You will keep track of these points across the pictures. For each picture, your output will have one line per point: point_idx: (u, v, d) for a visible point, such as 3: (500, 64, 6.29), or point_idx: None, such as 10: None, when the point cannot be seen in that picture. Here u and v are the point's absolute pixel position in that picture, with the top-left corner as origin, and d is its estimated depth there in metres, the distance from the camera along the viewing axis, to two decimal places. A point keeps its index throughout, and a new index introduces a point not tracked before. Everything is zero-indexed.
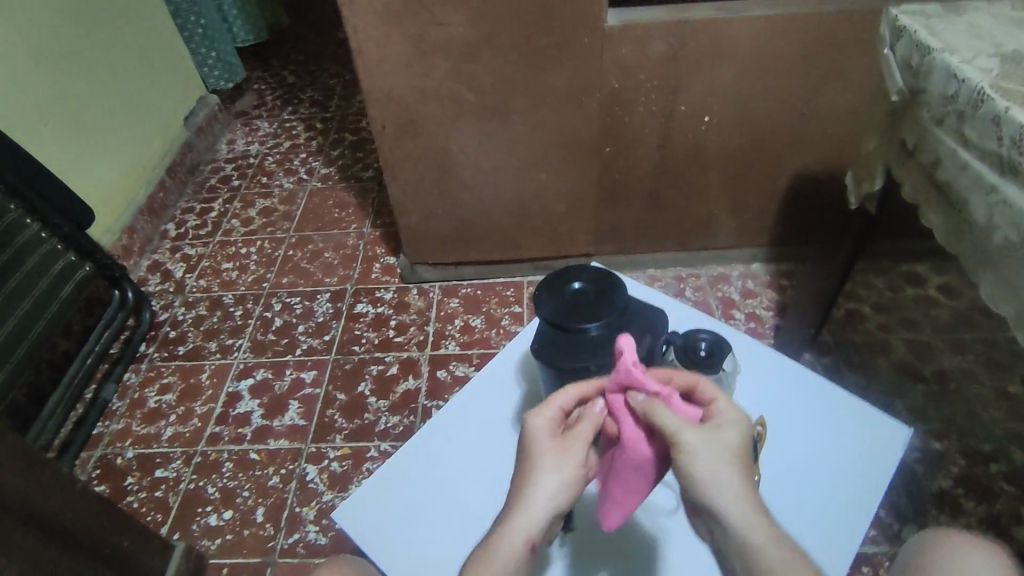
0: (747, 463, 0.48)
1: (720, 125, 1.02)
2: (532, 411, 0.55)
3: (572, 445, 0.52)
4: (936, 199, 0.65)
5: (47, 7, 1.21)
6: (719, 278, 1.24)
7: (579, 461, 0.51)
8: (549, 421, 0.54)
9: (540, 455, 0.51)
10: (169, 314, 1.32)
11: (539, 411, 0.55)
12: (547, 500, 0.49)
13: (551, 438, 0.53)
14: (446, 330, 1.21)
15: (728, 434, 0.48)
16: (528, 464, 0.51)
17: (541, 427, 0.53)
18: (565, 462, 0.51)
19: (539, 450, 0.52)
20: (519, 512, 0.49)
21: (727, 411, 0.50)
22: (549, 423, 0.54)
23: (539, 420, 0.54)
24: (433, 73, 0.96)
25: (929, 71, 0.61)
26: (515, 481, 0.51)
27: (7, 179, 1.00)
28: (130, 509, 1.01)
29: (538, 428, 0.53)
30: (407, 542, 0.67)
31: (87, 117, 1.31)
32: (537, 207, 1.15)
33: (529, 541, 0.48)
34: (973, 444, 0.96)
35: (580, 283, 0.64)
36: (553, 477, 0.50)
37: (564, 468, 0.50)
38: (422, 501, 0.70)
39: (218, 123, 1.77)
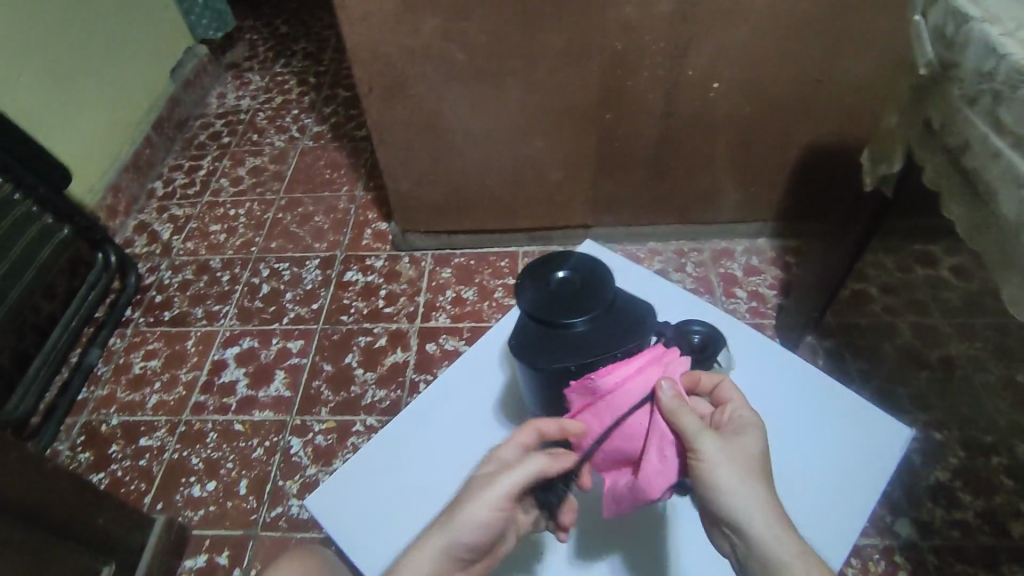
0: (766, 473, 0.52)
1: (730, 93, 0.95)
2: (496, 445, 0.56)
3: (495, 483, 0.52)
4: (961, 187, 0.60)
5: None
6: (722, 253, 1.19)
7: (497, 505, 0.52)
8: (501, 458, 0.55)
9: (462, 490, 0.54)
10: (156, 278, 1.28)
11: (500, 446, 0.55)
12: (450, 534, 0.51)
13: (487, 473, 0.54)
14: (437, 302, 1.17)
15: (748, 445, 0.52)
16: (451, 497, 0.54)
17: (485, 461, 0.55)
18: (477, 501, 0.52)
19: (473, 483, 0.54)
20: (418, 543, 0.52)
21: (744, 421, 0.54)
22: (502, 458, 0.55)
23: (492, 454, 0.55)
24: (422, 30, 0.89)
25: (964, 43, 0.55)
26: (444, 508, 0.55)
27: None
28: (113, 478, 1.00)
29: (484, 462, 0.55)
30: (378, 531, 0.65)
31: (65, 69, 1.24)
32: (533, 175, 1.09)
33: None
34: (975, 435, 0.93)
35: (565, 271, 0.60)
36: (458, 517, 0.52)
37: (469, 509, 0.52)
38: (395, 491, 0.68)
39: (207, 75, 1.69)
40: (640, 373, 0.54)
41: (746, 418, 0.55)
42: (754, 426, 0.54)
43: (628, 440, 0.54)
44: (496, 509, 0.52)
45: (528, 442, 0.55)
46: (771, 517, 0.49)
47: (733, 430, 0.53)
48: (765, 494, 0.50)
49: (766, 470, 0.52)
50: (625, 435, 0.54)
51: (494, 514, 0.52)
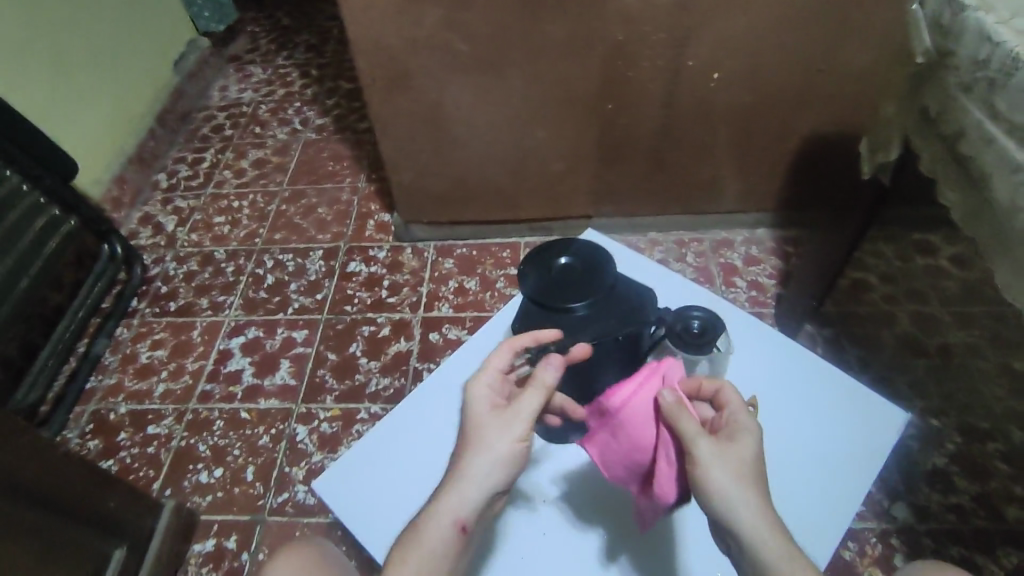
0: (763, 479, 0.48)
1: (730, 83, 0.96)
2: (472, 381, 0.55)
3: (510, 418, 0.51)
4: (957, 175, 0.61)
5: None
6: (722, 243, 1.20)
7: (515, 434, 0.50)
8: (488, 391, 0.54)
9: (475, 433, 0.51)
10: (161, 269, 1.30)
11: (478, 381, 0.55)
12: (478, 482, 0.49)
13: (489, 411, 0.52)
14: (440, 292, 1.18)
15: (744, 450, 0.49)
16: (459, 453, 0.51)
17: (481, 399, 0.53)
18: (503, 436, 0.50)
19: (476, 425, 0.51)
20: (450, 495, 0.49)
21: (743, 424, 0.51)
22: (489, 393, 0.54)
23: (481, 390, 0.54)
24: (424, 20, 0.90)
25: (960, 31, 0.56)
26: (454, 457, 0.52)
27: None
28: (122, 465, 1.02)
29: (478, 401, 0.53)
30: (389, 514, 0.67)
31: (69, 61, 1.25)
32: (535, 166, 1.10)
33: (458, 524, 0.48)
34: (971, 421, 0.94)
35: (567, 257, 0.61)
36: (486, 458, 0.49)
37: (497, 446, 0.50)
38: (404, 475, 0.69)
39: (210, 67, 1.70)
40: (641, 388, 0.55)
41: (745, 421, 0.51)
42: (753, 430, 0.51)
43: (638, 451, 0.54)
44: (524, 440, 0.51)
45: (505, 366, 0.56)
46: (764, 522, 0.45)
47: (729, 433, 0.50)
48: (757, 500, 0.46)
49: (763, 476, 0.49)
50: (636, 447, 0.54)
51: (522, 445, 0.50)
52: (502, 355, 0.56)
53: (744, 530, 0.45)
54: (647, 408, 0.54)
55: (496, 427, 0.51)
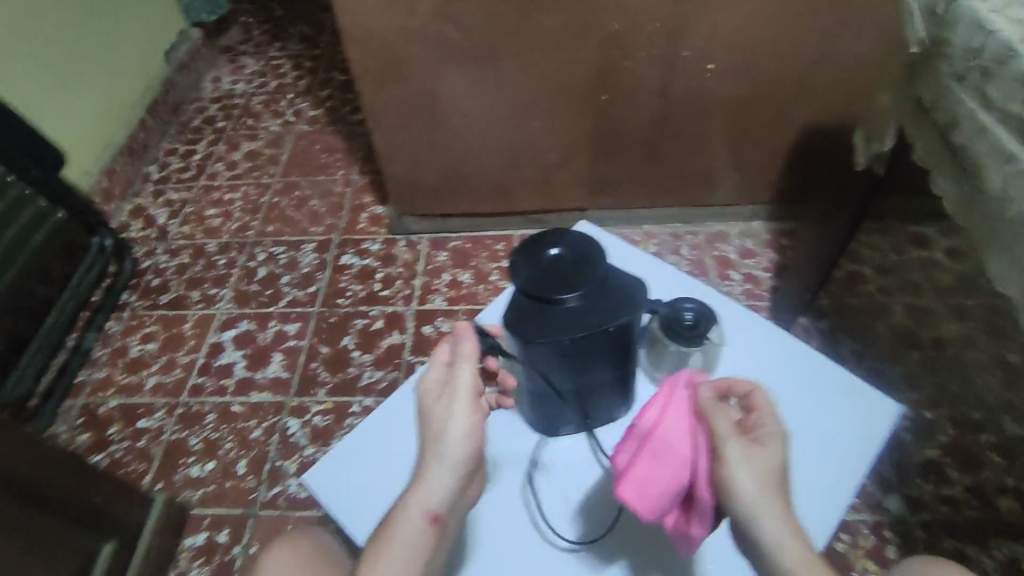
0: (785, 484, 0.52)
1: (725, 74, 0.95)
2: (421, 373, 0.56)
3: (453, 399, 0.53)
4: (949, 164, 0.60)
5: None
6: (717, 236, 1.19)
7: (466, 416, 0.52)
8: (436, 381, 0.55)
9: (427, 425, 0.53)
10: (152, 261, 1.29)
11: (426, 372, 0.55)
12: (441, 470, 0.51)
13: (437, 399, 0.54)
14: (433, 285, 1.17)
15: (773, 456, 0.52)
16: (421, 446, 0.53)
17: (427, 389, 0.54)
18: (452, 421, 0.52)
19: (429, 417, 0.53)
20: (417, 489, 0.51)
21: (774, 429, 0.53)
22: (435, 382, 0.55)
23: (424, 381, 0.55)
24: (416, 10, 0.88)
25: (953, 20, 0.55)
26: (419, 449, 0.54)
27: None
28: (113, 458, 1.01)
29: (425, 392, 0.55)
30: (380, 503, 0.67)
31: (57, 51, 1.23)
32: (529, 157, 1.10)
33: (428, 514, 0.50)
34: (965, 413, 0.94)
35: (558, 249, 0.60)
36: (442, 443, 0.52)
37: (448, 431, 0.52)
38: (394, 464, 0.69)
39: (202, 58, 1.69)
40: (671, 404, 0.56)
41: (775, 425, 0.54)
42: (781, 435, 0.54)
43: (680, 469, 0.53)
44: (470, 417, 0.52)
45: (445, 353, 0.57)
46: (785, 525, 0.49)
47: (759, 437, 0.53)
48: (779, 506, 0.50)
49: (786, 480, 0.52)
50: (678, 464, 0.53)
51: (472, 422, 0.52)
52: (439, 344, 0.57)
53: (766, 532, 0.49)
54: (678, 420, 0.55)
55: (443, 414, 0.52)
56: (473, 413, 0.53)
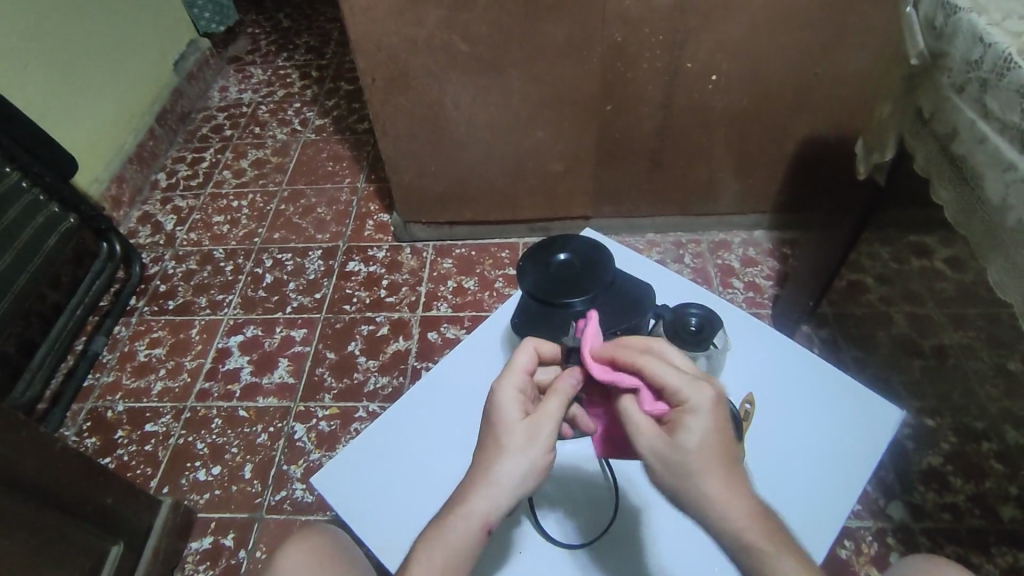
0: (728, 458, 0.43)
1: (727, 85, 0.97)
2: (498, 379, 0.51)
3: (542, 422, 0.48)
4: (950, 174, 0.61)
5: None
6: (719, 244, 1.21)
7: (547, 443, 0.47)
8: (517, 391, 0.50)
9: (507, 438, 0.47)
10: (160, 268, 1.30)
11: (508, 380, 0.51)
12: (511, 488, 0.46)
13: (520, 415, 0.49)
14: (438, 292, 1.18)
15: (698, 435, 0.43)
16: (483, 451, 0.48)
17: (511, 403, 0.49)
18: (534, 442, 0.47)
19: (506, 428, 0.48)
20: (478, 498, 0.46)
21: (688, 403, 0.45)
22: (518, 395, 0.50)
23: (509, 392, 0.50)
24: (424, 20, 0.90)
25: (953, 32, 0.56)
26: (478, 456, 0.48)
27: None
28: (120, 462, 1.02)
29: (508, 403, 0.49)
30: (383, 508, 0.67)
31: (69, 60, 1.25)
32: (535, 166, 1.11)
33: (485, 527, 0.45)
34: (967, 421, 0.94)
35: (567, 253, 0.64)
36: (520, 466, 0.46)
37: (531, 455, 0.46)
38: (398, 469, 0.70)
39: (209, 68, 1.71)
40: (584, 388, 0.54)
41: (694, 394, 0.45)
42: (704, 403, 0.45)
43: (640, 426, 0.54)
44: (553, 451, 0.47)
45: (530, 365, 0.53)
46: (738, 513, 0.41)
47: (675, 417, 0.45)
48: (725, 491, 0.42)
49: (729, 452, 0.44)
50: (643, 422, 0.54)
51: (552, 455, 0.47)
52: (528, 356, 0.53)
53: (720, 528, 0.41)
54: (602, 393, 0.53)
55: (527, 434, 0.47)
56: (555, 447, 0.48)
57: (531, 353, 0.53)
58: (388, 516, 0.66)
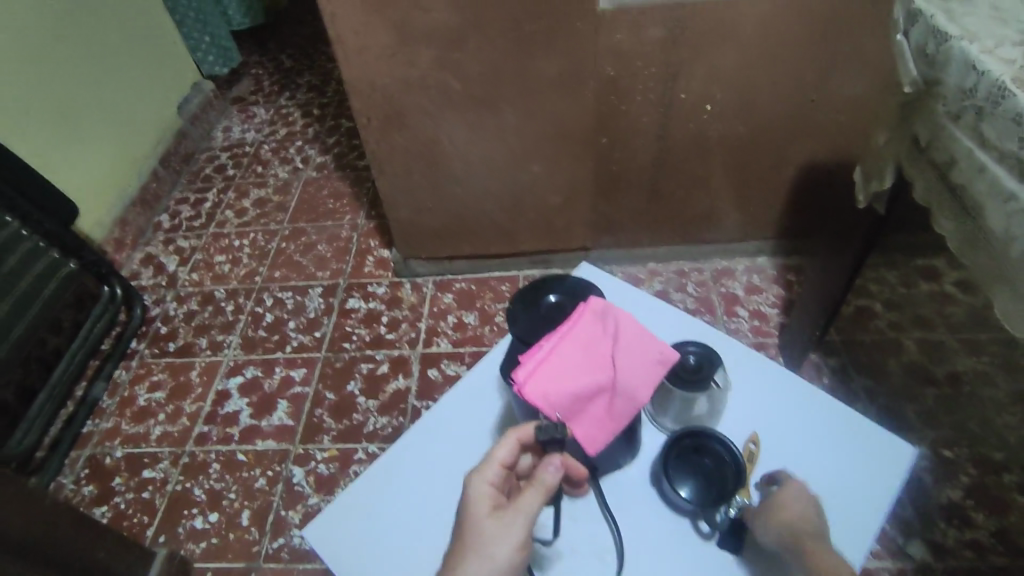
0: (820, 529, 0.56)
1: (722, 115, 0.96)
2: (474, 471, 0.54)
3: (513, 517, 0.50)
4: (949, 203, 0.60)
5: (36, 30, 1.19)
6: (723, 272, 1.19)
7: (518, 541, 0.50)
8: (491, 486, 0.53)
9: (477, 536, 0.50)
10: (161, 309, 1.30)
11: (483, 473, 0.53)
12: None
13: (491, 510, 0.51)
14: (438, 327, 1.17)
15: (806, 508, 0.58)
16: (456, 549, 0.50)
17: (483, 497, 0.52)
18: (504, 541, 0.49)
19: (480, 526, 0.50)
20: None
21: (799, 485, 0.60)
22: (490, 488, 0.52)
23: (483, 487, 0.52)
24: (417, 60, 0.91)
25: (945, 61, 0.55)
26: (451, 552, 0.51)
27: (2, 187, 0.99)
28: (116, 511, 1.00)
29: (480, 498, 0.52)
30: (382, 555, 0.65)
31: (73, 108, 1.28)
32: (532, 200, 1.11)
33: None
34: (985, 451, 0.91)
35: (556, 296, 0.64)
36: (486, 564, 0.48)
37: (498, 553, 0.49)
38: (396, 514, 0.68)
39: (214, 110, 1.73)
40: (579, 327, 0.57)
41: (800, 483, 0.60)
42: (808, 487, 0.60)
43: (587, 370, 0.55)
44: (522, 546, 0.50)
45: (509, 459, 0.54)
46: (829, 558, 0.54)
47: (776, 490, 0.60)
48: (816, 548, 0.54)
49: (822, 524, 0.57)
50: (592, 364, 0.56)
51: (522, 552, 0.50)
52: (507, 448, 0.54)
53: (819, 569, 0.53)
54: (588, 336, 0.57)
55: (497, 531, 0.50)
56: (525, 542, 0.50)
57: (514, 443, 0.55)
58: (388, 564, 0.64)
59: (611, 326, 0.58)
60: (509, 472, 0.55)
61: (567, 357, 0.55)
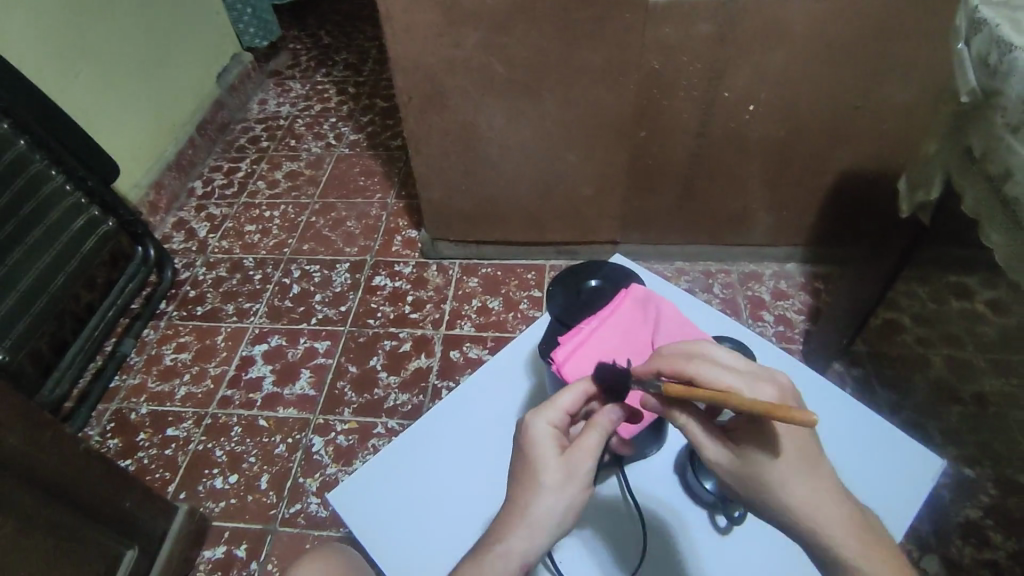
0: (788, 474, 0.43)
1: (765, 115, 0.96)
2: (534, 413, 0.51)
3: (579, 460, 0.48)
4: (1000, 216, 0.59)
5: None
6: (750, 276, 1.19)
7: (585, 481, 0.48)
8: (554, 429, 0.50)
9: (544, 474, 0.48)
10: (191, 273, 1.32)
11: (545, 417, 0.51)
12: (548, 523, 0.47)
13: (558, 453, 0.49)
14: (463, 310, 1.18)
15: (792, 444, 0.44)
16: (518, 487, 0.49)
17: (547, 439, 0.49)
18: (572, 481, 0.48)
19: (545, 466, 0.48)
20: (515, 535, 0.46)
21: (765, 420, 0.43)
22: (554, 430, 0.50)
23: (547, 430, 0.50)
24: (463, 42, 0.91)
25: (1008, 72, 0.55)
26: (513, 490, 0.49)
27: (51, 144, 1.02)
28: (139, 465, 1.03)
29: (544, 439, 0.49)
30: (415, 537, 0.65)
31: (117, 69, 1.30)
32: (565, 189, 1.11)
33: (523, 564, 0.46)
34: (1009, 473, 0.90)
35: (597, 281, 0.64)
36: (555, 502, 0.47)
37: (568, 493, 0.47)
38: (417, 505, 0.67)
39: (251, 81, 1.75)
40: (617, 313, 0.59)
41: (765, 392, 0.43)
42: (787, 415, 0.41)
43: (625, 354, 0.57)
44: (588, 487, 0.48)
45: (573, 406, 0.52)
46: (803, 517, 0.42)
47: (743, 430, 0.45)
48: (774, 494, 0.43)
49: (788, 462, 0.43)
50: (630, 348, 0.57)
51: (587, 492, 0.48)
52: (573, 396, 0.52)
53: (817, 545, 0.42)
54: (626, 322, 0.59)
55: (564, 473, 0.48)
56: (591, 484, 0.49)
57: (580, 392, 0.52)
58: (423, 545, 0.65)
59: (650, 312, 0.60)
60: (570, 419, 0.52)
61: (604, 340, 0.57)
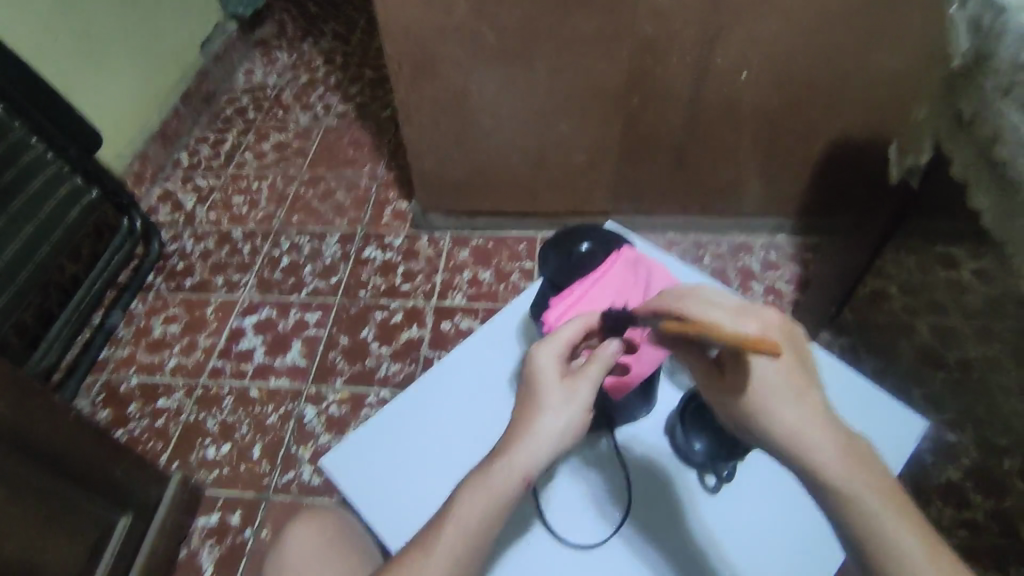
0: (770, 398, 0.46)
1: (757, 83, 0.95)
2: (537, 344, 0.55)
3: (579, 386, 0.52)
4: (987, 178, 0.60)
5: None
6: (741, 247, 1.20)
7: (586, 404, 0.51)
8: (557, 357, 0.53)
9: (546, 398, 0.51)
10: (178, 246, 1.30)
11: (548, 346, 0.54)
12: (549, 441, 0.50)
13: (560, 379, 0.52)
14: (454, 281, 1.18)
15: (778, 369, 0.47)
16: (523, 411, 0.52)
17: (550, 367, 0.53)
18: (572, 403, 0.51)
19: (548, 390, 0.52)
20: (519, 451, 0.50)
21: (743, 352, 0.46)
22: (557, 359, 0.53)
23: (549, 358, 0.53)
24: (453, 8, 0.89)
25: (1001, 34, 0.55)
26: (519, 414, 0.53)
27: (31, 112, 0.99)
28: (131, 436, 1.03)
29: (547, 367, 0.53)
30: (410, 499, 0.66)
31: (97, 35, 1.26)
32: (557, 158, 1.10)
33: (526, 480, 0.50)
34: (989, 436, 0.92)
35: (589, 244, 0.64)
36: (555, 424, 0.51)
37: (568, 413, 0.51)
38: (414, 469, 0.68)
39: (236, 50, 1.71)
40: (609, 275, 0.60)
41: (744, 325, 0.45)
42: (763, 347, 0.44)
43: None
44: (590, 409, 0.52)
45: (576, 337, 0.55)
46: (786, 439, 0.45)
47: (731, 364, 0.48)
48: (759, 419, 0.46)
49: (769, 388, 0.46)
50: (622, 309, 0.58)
51: (589, 414, 0.52)
52: (573, 327, 0.54)
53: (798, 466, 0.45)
54: (619, 283, 0.59)
55: (565, 397, 0.51)
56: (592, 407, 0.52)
57: (581, 326, 0.54)
58: (417, 507, 0.65)
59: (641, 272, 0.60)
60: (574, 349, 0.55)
61: (596, 301, 0.59)
